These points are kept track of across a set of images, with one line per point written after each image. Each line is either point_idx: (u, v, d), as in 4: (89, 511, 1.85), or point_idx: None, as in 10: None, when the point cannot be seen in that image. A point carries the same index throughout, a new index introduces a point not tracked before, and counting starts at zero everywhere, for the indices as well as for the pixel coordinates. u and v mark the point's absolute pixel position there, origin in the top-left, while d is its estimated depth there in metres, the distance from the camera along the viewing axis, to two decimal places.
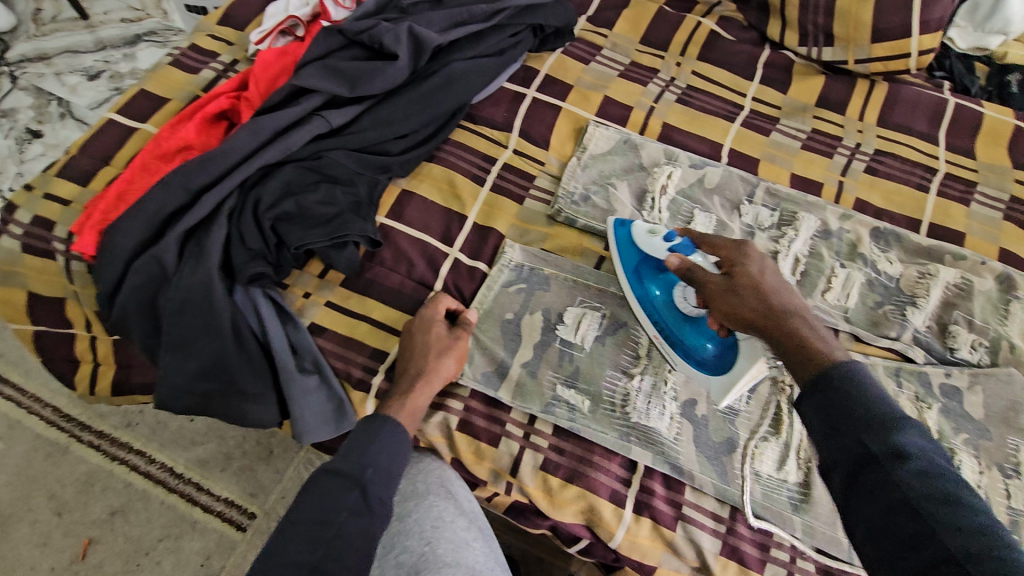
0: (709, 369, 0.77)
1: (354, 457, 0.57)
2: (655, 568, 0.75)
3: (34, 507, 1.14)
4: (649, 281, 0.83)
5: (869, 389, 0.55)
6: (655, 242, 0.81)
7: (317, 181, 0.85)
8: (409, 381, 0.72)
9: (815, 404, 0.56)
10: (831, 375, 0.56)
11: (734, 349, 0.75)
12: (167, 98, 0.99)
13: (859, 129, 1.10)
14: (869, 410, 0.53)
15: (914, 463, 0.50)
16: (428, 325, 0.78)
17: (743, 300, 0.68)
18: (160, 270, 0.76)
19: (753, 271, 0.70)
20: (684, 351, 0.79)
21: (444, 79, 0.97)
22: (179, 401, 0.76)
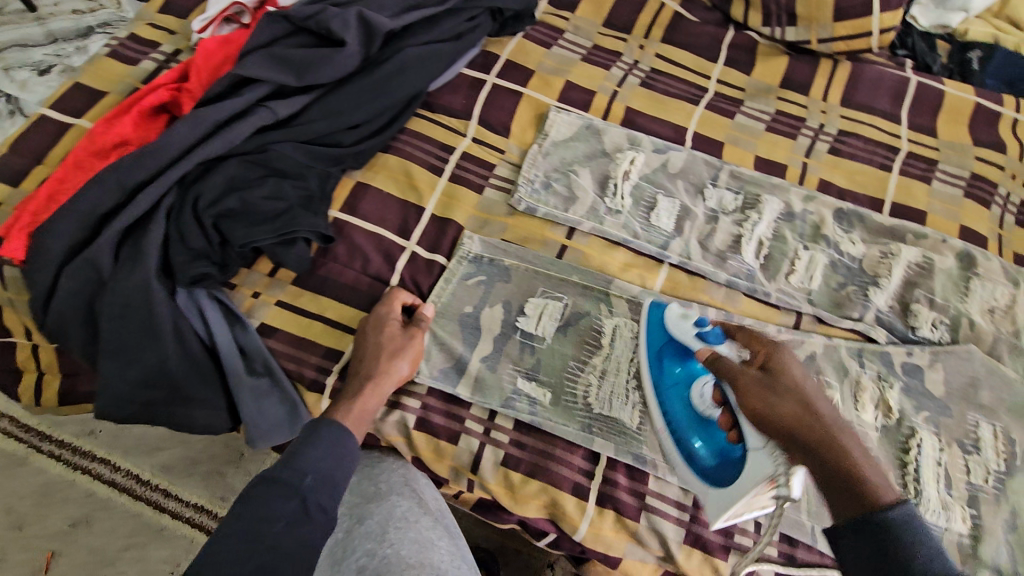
0: (709, 478, 0.72)
1: (293, 463, 0.57)
2: (620, 559, 0.76)
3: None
4: (667, 366, 0.79)
5: (923, 542, 0.52)
6: (686, 324, 0.78)
7: (263, 175, 0.82)
8: (359, 384, 0.72)
9: (866, 547, 0.53)
10: (882, 522, 0.53)
11: (741, 464, 0.69)
12: (104, 92, 0.95)
13: (823, 110, 1.09)
14: (928, 566, 0.51)
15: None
16: (382, 325, 0.77)
17: (778, 400, 0.64)
18: (95, 274, 0.74)
19: (794, 375, 0.66)
20: (686, 452, 0.74)
21: (397, 67, 0.93)
22: (122, 410, 0.74)
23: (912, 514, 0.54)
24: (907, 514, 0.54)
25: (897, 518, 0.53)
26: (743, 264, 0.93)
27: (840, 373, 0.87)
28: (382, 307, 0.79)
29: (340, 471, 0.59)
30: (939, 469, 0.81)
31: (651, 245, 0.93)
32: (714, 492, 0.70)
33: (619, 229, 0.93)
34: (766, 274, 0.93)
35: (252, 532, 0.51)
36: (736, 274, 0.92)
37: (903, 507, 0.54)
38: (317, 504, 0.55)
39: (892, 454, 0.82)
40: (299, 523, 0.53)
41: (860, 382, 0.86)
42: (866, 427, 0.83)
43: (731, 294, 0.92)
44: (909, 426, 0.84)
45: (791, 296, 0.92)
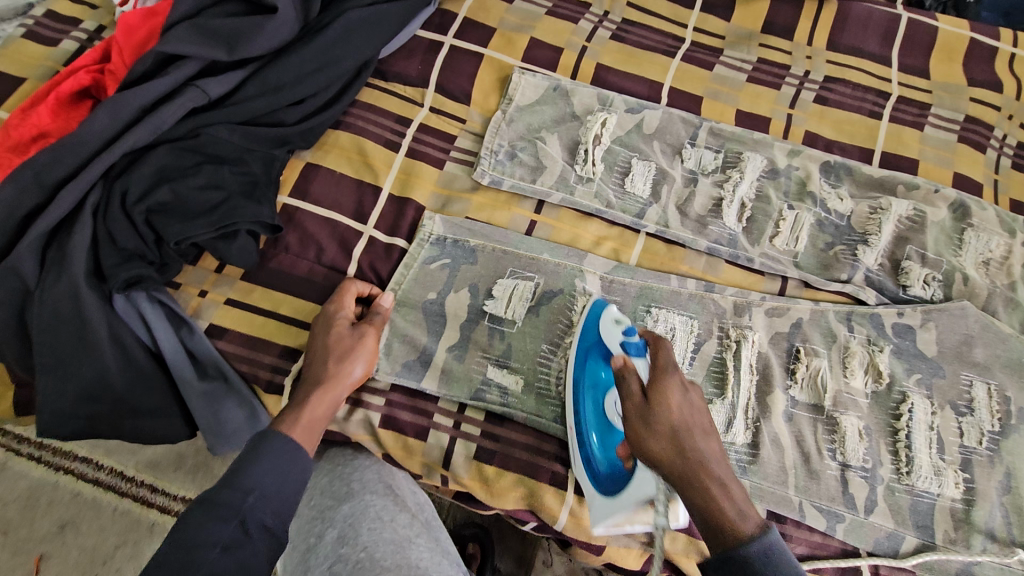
0: (598, 485, 0.69)
1: (236, 482, 0.53)
2: (603, 547, 0.73)
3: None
4: (590, 368, 0.72)
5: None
6: (615, 330, 0.71)
7: (197, 163, 0.76)
8: (307, 390, 0.67)
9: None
10: (743, 561, 0.50)
11: (629, 481, 0.66)
12: (21, 77, 0.87)
13: (808, 55, 1.02)
14: None
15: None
16: (332, 325, 0.72)
17: (653, 437, 0.60)
18: (21, 283, 0.70)
19: (671, 403, 0.62)
20: (585, 458, 0.70)
21: (339, 33, 0.84)
22: (66, 426, 0.70)
23: (773, 545, 0.51)
24: (769, 547, 0.51)
25: (757, 553, 0.50)
26: (724, 229, 0.87)
27: (827, 340, 0.83)
28: (332, 305, 0.74)
29: (288, 486, 0.56)
30: (932, 433, 0.78)
31: (626, 215, 0.87)
32: (599, 500, 0.68)
33: (591, 199, 0.87)
34: (749, 239, 0.88)
35: (188, 560, 0.47)
36: (717, 241, 0.87)
37: (763, 541, 0.51)
38: (264, 524, 0.52)
39: (883, 421, 0.79)
40: (240, 547, 0.50)
41: (848, 347, 0.82)
42: (855, 395, 0.80)
43: (712, 262, 0.87)
44: (900, 391, 0.80)
45: (775, 261, 0.87)
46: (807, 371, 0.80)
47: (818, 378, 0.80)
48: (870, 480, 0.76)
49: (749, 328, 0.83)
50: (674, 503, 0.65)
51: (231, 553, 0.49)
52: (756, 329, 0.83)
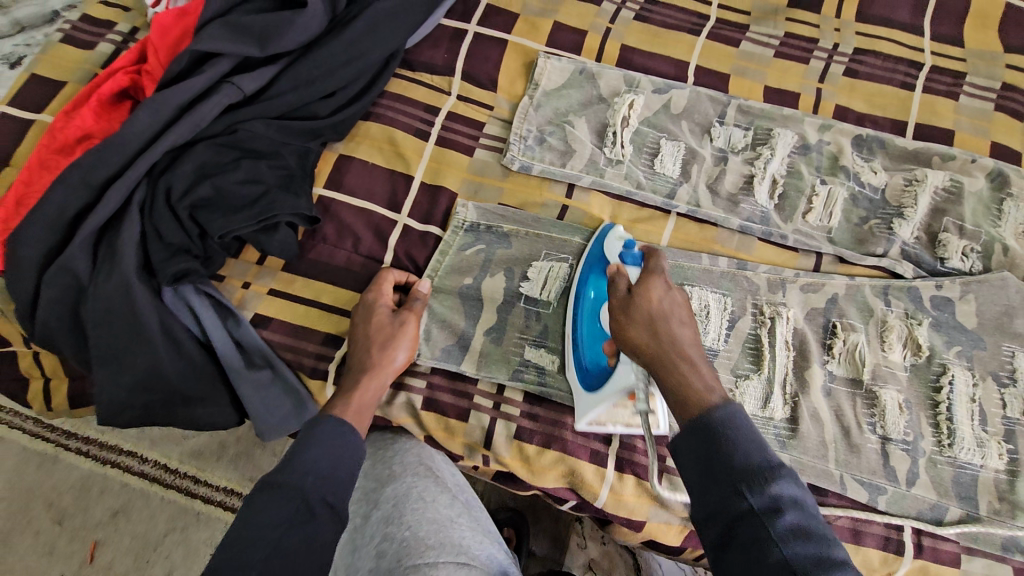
0: (583, 382, 0.72)
1: (293, 465, 0.55)
2: (644, 523, 0.74)
3: (35, 518, 1.09)
4: (592, 280, 0.76)
5: (743, 439, 0.49)
6: (617, 244, 0.75)
7: (236, 158, 0.77)
8: (353, 380, 0.69)
9: (693, 449, 0.50)
10: (706, 427, 0.50)
11: (609, 375, 0.68)
12: (62, 82, 0.90)
13: (836, 28, 1.00)
14: (746, 458, 0.48)
15: (788, 515, 0.45)
16: (374, 314, 0.74)
17: (630, 321, 0.62)
18: (74, 280, 0.72)
19: (652, 292, 0.63)
20: (576, 358, 0.73)
21: (367, 24, 0.85)
22: (122, 416, 0.74)
23: (738, 413, 0.51)
24: (732, 413, 0.51)
25: (720, 417, 0.50)
26: (756, 206, 0.87)
27: (864, 314, 0.83)
28: (370, 294, 0.76)
29: (341, 465, 0.58)
30: (973, 405, 0.78)
31: (657, 195, 0.87)
32: (583, 395, 0.71)
33: (621, 180, 0.88)
34: (781, 216, 0.87)
35: (256, 537, 0.50)
36: (750, 218, 0.87)
37: (727, 408, 0.51)
38: (323, 503, 0.54)
39: (923, 394, 0.79)
40: (303, 524, 0.52)
41: (886, 321, 0.82)
42: (894, 368, 0.80)
43: (745, 240, 0.87)
44: (940, 363, 0.80)
45: (809, 237, 0.86)
46: (844, 346, 0.80)
47: (856, 353, 0.80)
48: (911, 452, 0.76)
49: (783, 305, 0.82)
50: (654, 397, 0.65)
51: (293, 532, 0.51)
52: (792, 306, 0.83)
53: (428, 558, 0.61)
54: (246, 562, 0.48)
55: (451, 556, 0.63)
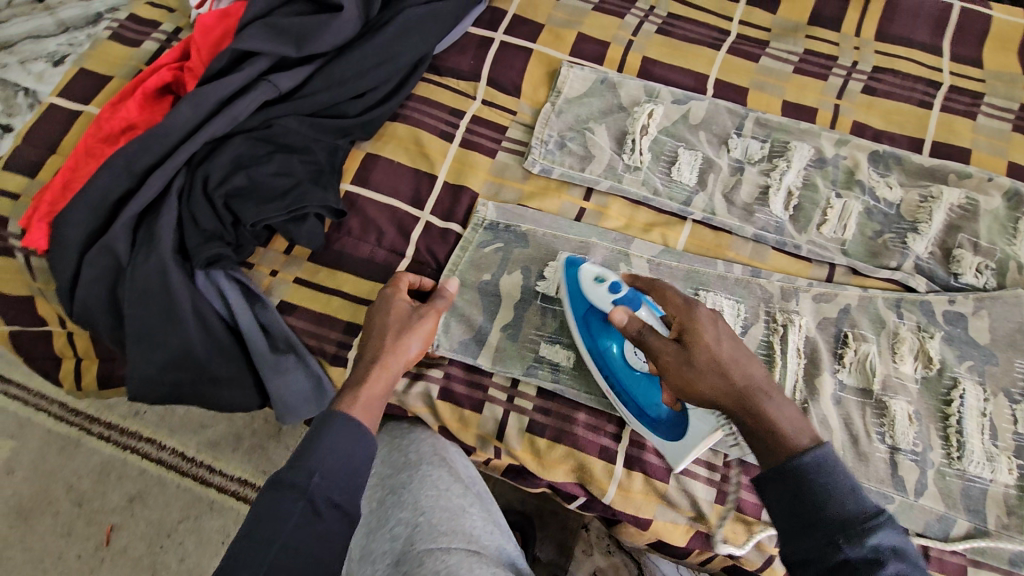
0: (658, 431, 0.72)
1: (303, 462, 0.55)
2: (650, 521, 0.75)
3: (55, 499, 1.11)
4: (595, 335, 0.75)
5: (837, 486, 0.51)
6: (601, 289, 0.73)
7: (270, 152, 0.81)
8: (365, 366, 0.68)
9: (787, 493, 0.53)
10: (799, 474, 0.53)
11: (687, 420, 0.71)
12: (108, 76, 0.94)
13: (855, 46, 1.02)
14: (842, 508, 0.50)
15: (888, 565, 0.47)
16: (391, 307, 0.75)
17: (703, 376, 0.62)
18: (114, 260, 0.76)
19: (708, 340, 0.63)
20: (635, 411, 0.73)
21: (399, 30, 0.88)
22: (151, 392, 0.78)
23: (830, 458, 0.53)
24: (823, 459, 0.53)
25: (815, 464, 0.53)
26: (771, 216, 0.89)
27: (876, 325, 0.83)
28: (387, 289, 0.77)
29: (353, 461, 0.58)
30: (984, 419, 0.78)
31: (673, 202, 0.89)
32: (670, 445, 0.72)
33: (638, 186, 0.90)
34: (796, 226, 0.89)
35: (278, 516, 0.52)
36: (764, 228, 0.88)
37: (817, 454, 0.53)
38: (329, 503, 0.55)
39: (933, 406, 0.79)
40: (310, 522, 0.53)
41: (897, 333, 0.83)
42: (905, 380, 0.80)
43: (758, 249, 0.89)
44: (951, 376, 0.80)
45: (823, 248, 0.88)
46: (855, 356, 0.81)
47: (866, 363, 0.80)
48: (920, 463, 0.76)
49: (796, 313, 0.84)
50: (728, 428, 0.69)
51: (298, 533, 0.52)
52: (804, 314, 0.84)
53: (440, 544, 0.63)
54: (267, 540, 0.51)
55: (462, 543, 0.64)
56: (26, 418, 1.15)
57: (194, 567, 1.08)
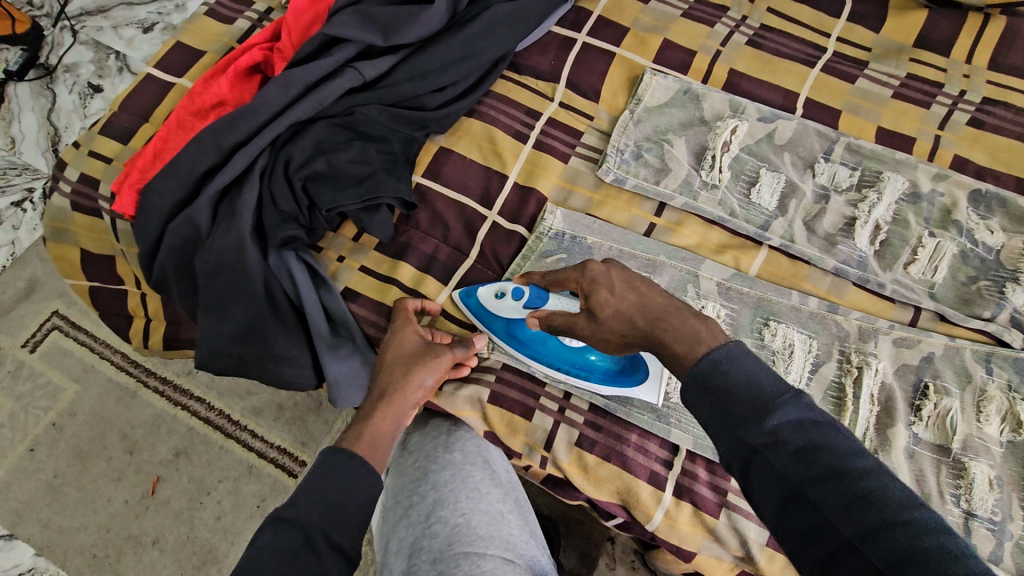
0: (630, 381, 0.75)
1: (308, 496, 0.55)
2: (694, 554, 0.73)
3: (108, 445, 1.16)
4: (526, 335, 0.77)
5: (743, 367, 0.48)
6: (509, 301, 0.77)
7: (349, 139, 0.82)
8: (372, 404, 0.70)
9: (691, 402, 0.50)
10: (706, 368, 0.50)
11: (640, 364, 0.74)
12: (202, 51, 0.98)
13: (965, 74, 0.94)
14: (749, 388, 0.47)
15: (792, 444, 0.44)
16: (403, 339, 0.75)
17: (610, 327, 0.63)
18: (194, 231, 0.79)
19: (603, 297, 0.63)
20: (597, 377, 0.75)
21: (484, 26, 0.88)
22: (218, 362, 0.82)
23: (733, 348, 0.50)
24: (727, 350, 0.50)
25: (707, 365, 0.50)
26: (855, 249, 0.84)
27: (961, 379, 0.78)
28: (400, 320, 0.77)
29: (351, 495, 0.58)
30: None
31: (750, 225, 0.85)
32: (644, 388, 0.75)
33: (714, 206, 0.87)
34: (881, 263, 0.83)
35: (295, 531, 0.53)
36: (846, 261, 0.83)
37: (723, 347, 0.50)
38: (330, 544, 0.54)
39: (1017, 473, 0.73)
40: (307, 561, 0.52)
41: (985, 390, 0.77)
42: (988, 441, 0.74)
43: (837, 284, 0.84)
44: None
45: (908, 289, 0.82)
46: (935, 410, 0.76)
47: (946, 419, 0.75)
48: (998, 534, 0.71)
49: (873, 355, 0.79)
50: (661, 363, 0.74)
51: (294, 570, 0.50)
52: (881, 358, 0.79)
53: (478, 548, 0.62)
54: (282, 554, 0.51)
55: (500, 550, 0.63)
56: (90, 365, 1.21)
57: (230, 527, 1.12)
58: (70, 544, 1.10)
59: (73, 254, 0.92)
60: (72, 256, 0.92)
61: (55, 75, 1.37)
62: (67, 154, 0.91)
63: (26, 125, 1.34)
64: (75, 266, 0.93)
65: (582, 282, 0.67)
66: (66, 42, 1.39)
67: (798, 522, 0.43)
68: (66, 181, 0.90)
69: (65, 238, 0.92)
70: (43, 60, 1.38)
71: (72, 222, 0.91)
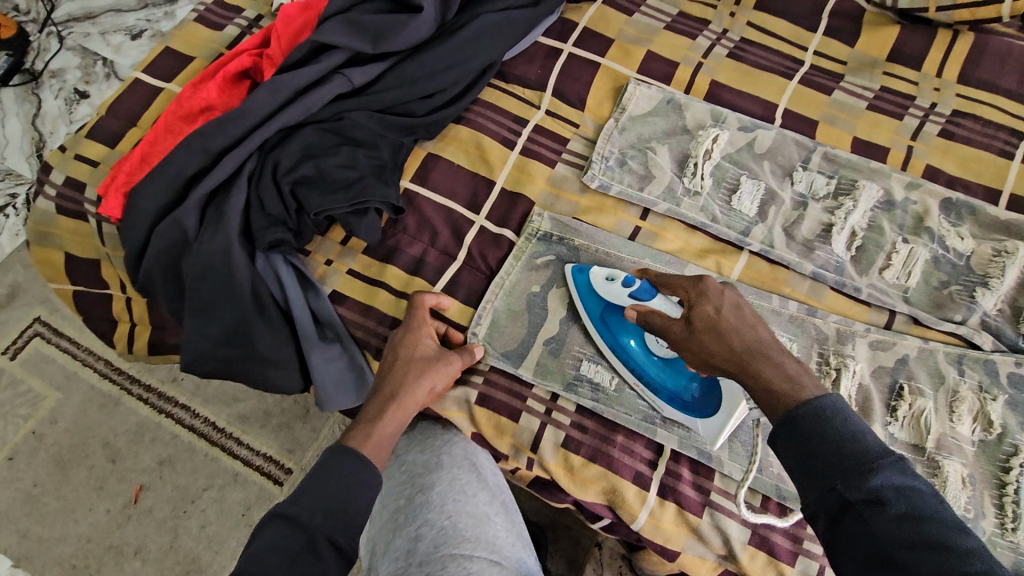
0: (694, 411, 0.75)
1: (311, 499, 0.55)
2: (678, 553, 0.74)
3: (90, 454, 1.15)
4: (619, 327, 0.77)
5: (848, 428, 0.50)
6: (620, 289, 0.76)
7: (338, 144, 0.83)
8: (381, 405, 0.69)
9: (784, 447, 0.52)
10: (804, 421, 0.51)
11: (717, 398, 0.74)
12: (191, 56, 0.98)
13: (935, 87, 0.98)
14: (848, 447, 0.48)
15: (893, 506, 0.45)
16: (416, 342, 0.75)
17: (703, 344, 0.63)
18: (181, 234, 0.79)
19: (708, 310, 0.64)
20: (667, 395, 0.76)
21: (472, 35, 0.89)
22: (204, 364, 0.82)
23: (837, 409, 0.51)
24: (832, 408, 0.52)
25: (811, 414, 0.51)
26: (832, 255, 0.86)
27: (934, 380, 0.80)
28: (414, 322, 0.77)
29: (356, 498, 0.58)
30: None
31: (731, 231, 0.88)
32: (706, 424, 0.74)
33: (697, 212, 0.89)
34: (857, 268, 0.86)
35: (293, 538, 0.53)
36: (823, 266, 0.86)
37: (826, 402, 0.52)
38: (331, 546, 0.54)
39: (988, 472, 0.75)
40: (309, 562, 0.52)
41: (957, 391, 0.79)
42: (961, 441, 0.77)
43: (816, 288, 0.86)
44: (1012, 444, 0.76)
45: (883, 293, 0.85)
46: (909, 410, 0.78)
47: (921, 419, 0.77)
48: (970, 530, 0.73)
49: (851, 358, 0.81)
50: (737, 409, 0.73)
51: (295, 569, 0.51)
52: (859, 360, 0.81)
53: (463, 550, 0.62)
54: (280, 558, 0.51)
55: (485, 552, 0.63)
56: (72, 371, 1.19)
57: (215, 535, 1.10)
58: (49, 554, 1.08)
59: (57, 257, 0.91)
60: (56, 260, 0.92)
61: (41, 80, 1.36)
62: (52, 158, 0.91)
63: (10, 130, 1.33)
64: (59, 270, 0.92)
65: (690, 292, 0.67)
66: (53, 47, 1.39)
67: None
68: (51, 184, 0.90)
69: (49, 242, 0.91)
70: (29, 66, 1.37)
71: (56, 226, 0.90)
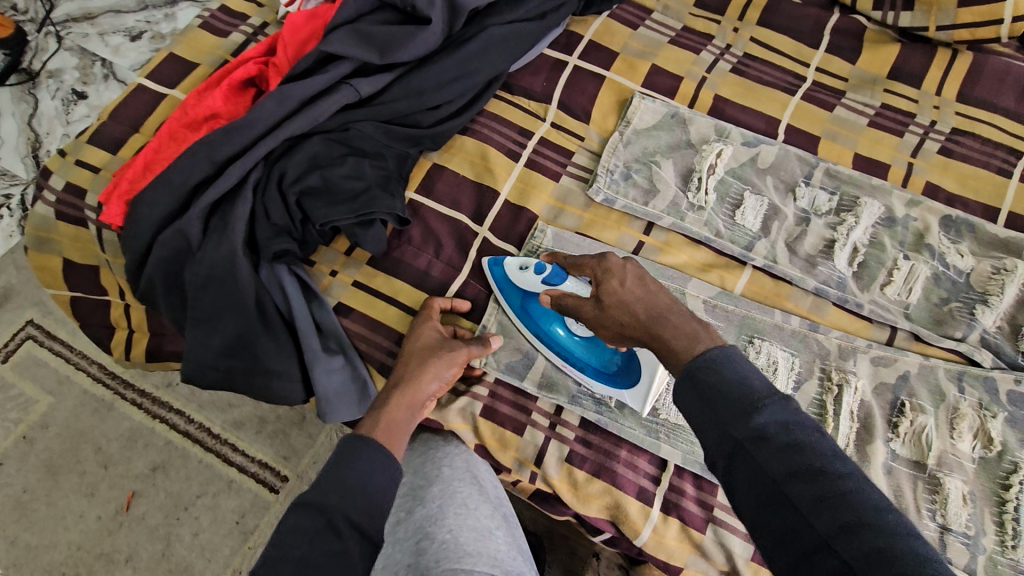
0: (619, 383, 0.77)
1: (333, 484, 0.56)
2: (681, 569, 0.74)
3: (82, 459, 1.13)
4: (541, 316, 0.79)
5: (739, 369, 0.50)
6: (529, 275, 0.77)
7: (344, 154, 0.83)
8: (386, 393, 0.72)
9: (682, 396, 0.51)
10: (699, 369, 0.52)
11: (635, 365, 0.76)
12: (196, 64, 0.98)
13: (934, 105, 0.99)
14: (738, 390, 0.49)
15: (777, 440, 0.45)
16: (421, 332, 0.78)
17: (614, 318, 0.64)
18: (184, 243, 0.79)
19: (613, 285, 0.65)
20: (592, 370, 0.78)
21: (479, 47, 0.90)
22: (205, 375, 0.81)
23: (730, 354, 0.52)
24: (726, 354, 0.52)
25: (703, 364, 0.52)
26: (834, 271, 0.87)
27: (935, 397, 0.81)
28: (420, 317, 0.79)
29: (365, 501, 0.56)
30: None
31: (735, 245, 0.88)
32: (632, 393, 0.76)
33: (700, 226, 0.89)
34: (858, 284, 0.86)
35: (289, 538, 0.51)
36: (826, 282, 0.87)
37: (717, 349, 0.52)
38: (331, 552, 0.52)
39: (989, 489, 0.76)
40: (327, 540, 0.52)
41: (957, 408, 0.80)
42: (961, 458, 0.77)
43: (818, 304, 0.87)
44: (1012, 461, 0.76)
45: (885, 309, 0.85)
46: (911, 427, 0.79)
47: (922, 436, 0.78)
48: (971, 547, 0.73)
49: (853, 374, 0.82)
50: (656, 374, 0.75)
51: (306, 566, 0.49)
52: (860, 375, 0.82)
53: (466, 564, 0.58)
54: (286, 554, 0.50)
55: (489, 567, 0.59)
56: (64, 375, 1.18)
57: (208, 544, 1.09)
58: (39, 562, 1.07)
59: (56, 263, 0.90)
60: (54, 266, 0.91)
61: (38, 80, 1.35)
62: (52, 163, 0.90)
63: (5, 131, 1.32)
64: (58, 276, 0.91)
65: (596, 269, 0.69)
66: (51, 47, 1.38)
67: (775, 519, 0.44)
68: (51, 189, 0.89)
69: (48, 247, 0.90)
70: (25, 65, 1.36)
71: (56, 232, 0.90)
